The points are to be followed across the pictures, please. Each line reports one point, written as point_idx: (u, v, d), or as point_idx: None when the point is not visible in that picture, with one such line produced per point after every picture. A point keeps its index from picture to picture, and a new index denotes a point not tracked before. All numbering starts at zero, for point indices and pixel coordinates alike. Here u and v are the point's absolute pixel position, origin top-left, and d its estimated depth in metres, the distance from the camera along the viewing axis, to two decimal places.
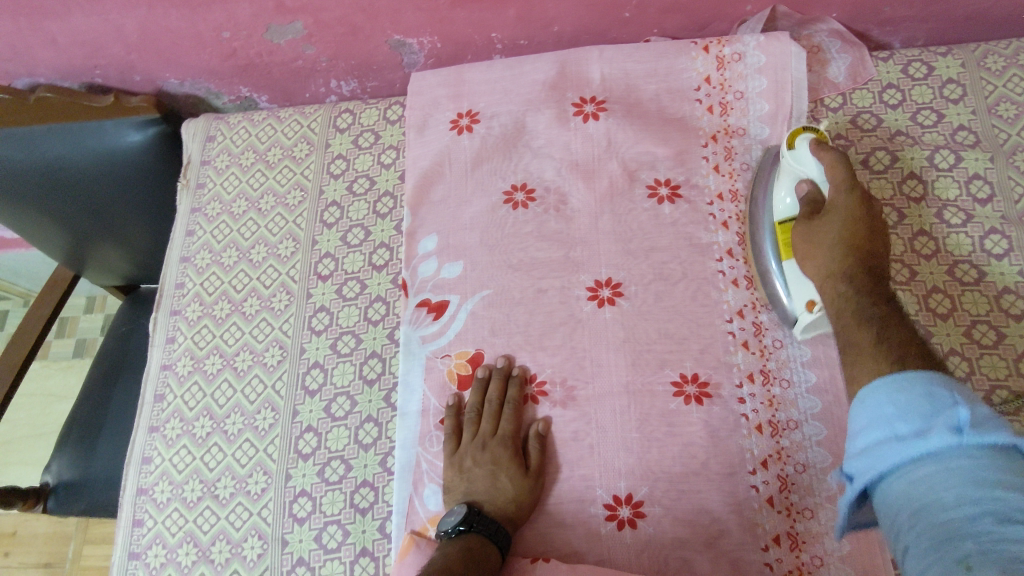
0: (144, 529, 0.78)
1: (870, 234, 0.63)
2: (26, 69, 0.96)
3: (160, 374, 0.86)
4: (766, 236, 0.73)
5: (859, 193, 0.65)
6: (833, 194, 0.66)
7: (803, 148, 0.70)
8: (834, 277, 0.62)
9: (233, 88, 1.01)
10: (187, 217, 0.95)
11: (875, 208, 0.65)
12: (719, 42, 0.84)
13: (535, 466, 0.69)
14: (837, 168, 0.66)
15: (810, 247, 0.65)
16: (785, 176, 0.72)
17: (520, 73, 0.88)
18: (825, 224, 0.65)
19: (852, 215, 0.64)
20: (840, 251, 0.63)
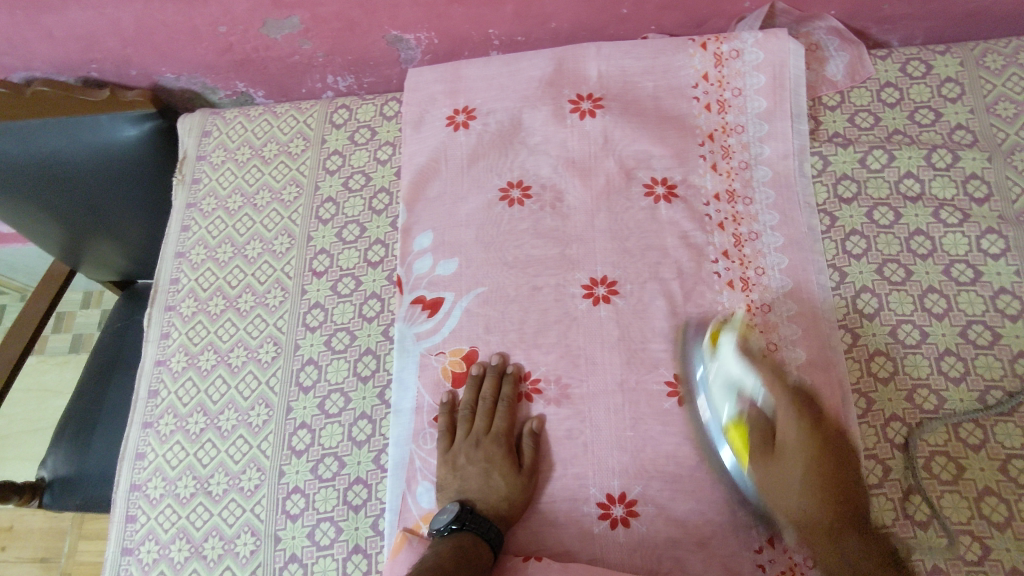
0: (136, 525, 0.78)
1: (824, 438, 0.64)
2: (22, 63, 0.95)
3: (154, 370, 0.86)
4: (712, 442, 0.68)
5: (802, 405, 0.65)
6: (776, 409, 0.66)
7: (729, 355, 0.67)
8: (821, 530, 0.61)
9: (230, 83, 1.01)
10: (182, 212, 0.94)
11: (818, 414, 0.65)
12: (717, 39, 0.84)
13: (528, 466, 0.69)
14: (777, 393, 0.66)
15: (776, 488, 0.64)
16: (717, 386, 0.68)
17: (517, 69, 0.88)
18: (787, 466, 0.64)
19: (806, 434, 0.64)
20: (816, 486, 0.62)
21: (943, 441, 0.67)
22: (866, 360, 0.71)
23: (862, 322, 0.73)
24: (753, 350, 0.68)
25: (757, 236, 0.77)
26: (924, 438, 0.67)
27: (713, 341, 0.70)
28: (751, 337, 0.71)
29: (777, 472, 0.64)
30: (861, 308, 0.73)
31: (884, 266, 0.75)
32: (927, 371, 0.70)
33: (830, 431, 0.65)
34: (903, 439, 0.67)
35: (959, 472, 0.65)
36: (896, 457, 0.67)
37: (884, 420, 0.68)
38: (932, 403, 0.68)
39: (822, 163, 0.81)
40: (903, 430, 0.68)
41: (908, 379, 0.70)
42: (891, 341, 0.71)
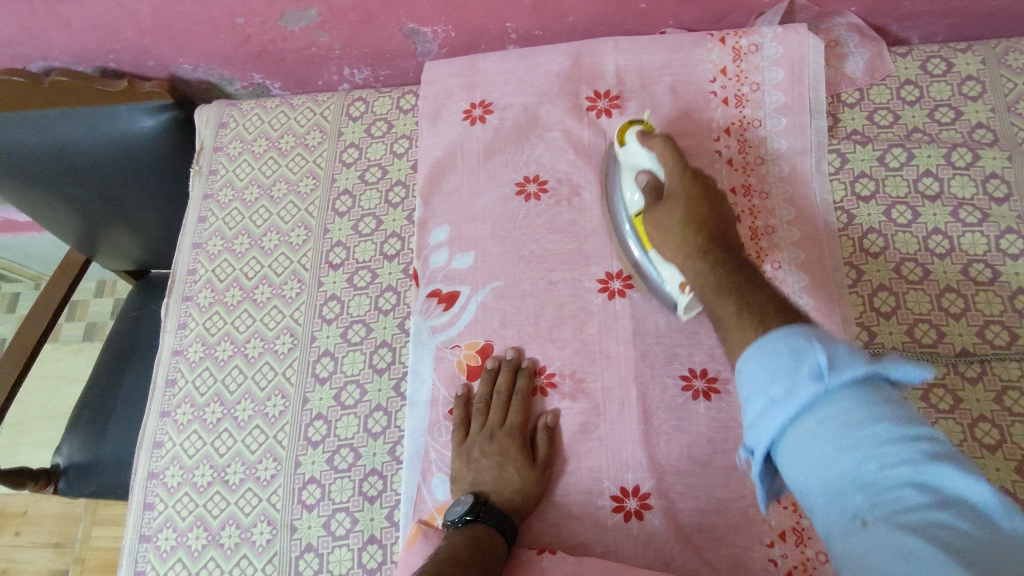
0: (154, 512, 0.79)
1: (711, 210, 0.69)
2: (40, 53, 0.96)
3: (172, 359, 0.86)
4: (628, 237, 0.76)
5: (680, 165, 0.72)
6: (669, 178, 0.72)
7: (633, 141, 0.76)
8: (699, 253, 0.65)
9: (246, 74, 1.01)
10: (200, 203, 0.95)
11: (702, 175, 0.72)
12: (736, 34, 0.83)
13: (542, 459, 0.69)
14: (666, 152, 0.73)
15: (659, 232, 0.70)
16: (629, 172, 0.77)
17: (534, 63, 0.88)
18: (666, 202, 0.71)
19: (690, 199, 0.70)
20: (678, 210, 0.69)
21: (959, 440, 0.67)
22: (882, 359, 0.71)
23: (878, 320, 0.73)
24: (655, 135, 0.76)
25: (773, 231, 0.77)
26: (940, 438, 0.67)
27: (621, 137, 0.79)
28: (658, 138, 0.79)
29: (661, 214, 0.70)
30: (878, 306, 0.73)
31: (901, 265, 0.75)
32: (944, 371, 0.70)
33: (705, 191, 0.70)
34: None
35: None
36: None
37: None
38: (948, 403, 0.68)
39: (840, 161, 0.81)
40: None
41: (925, 378, 0.70)
42: (907, 340, 0.72)
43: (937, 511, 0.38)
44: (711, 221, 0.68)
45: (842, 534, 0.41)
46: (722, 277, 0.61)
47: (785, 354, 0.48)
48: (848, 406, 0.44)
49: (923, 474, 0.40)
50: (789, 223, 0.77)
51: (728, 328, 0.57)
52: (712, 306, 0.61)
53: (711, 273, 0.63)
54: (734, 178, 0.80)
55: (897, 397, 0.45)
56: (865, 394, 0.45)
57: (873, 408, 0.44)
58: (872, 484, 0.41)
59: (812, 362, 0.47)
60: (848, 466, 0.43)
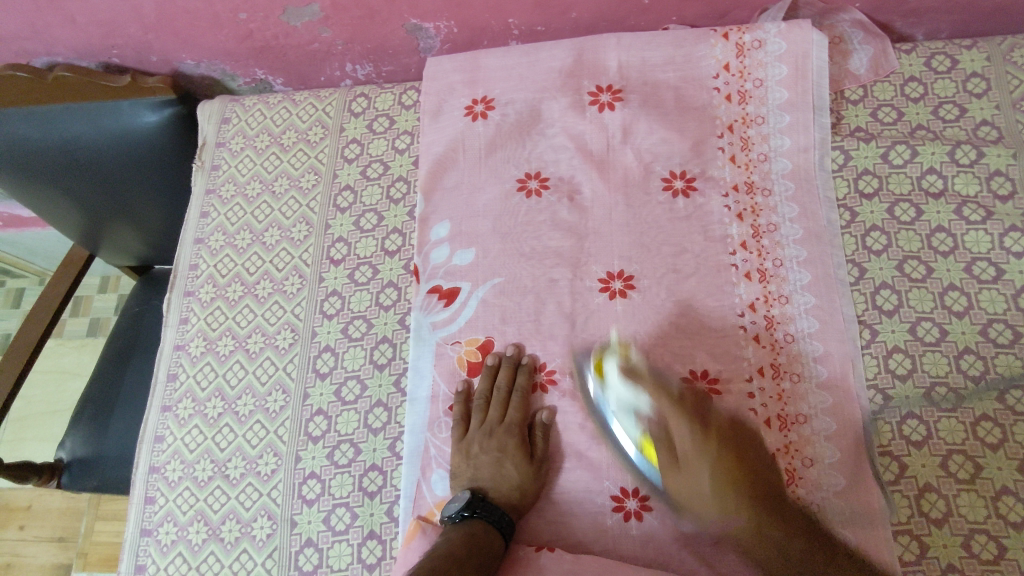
0: (155, 506, 0.79)
1: (735, 446, 0.66)
2: (44, 48, 0.96)
3: (173, 354, 0.87)
4: (626, 444, 0.69)
5: (687, 414, 0.67)
6: (672, 422, 0.67)
7: (614, 377, 0.70)
8: (749, 510, 0.62)
9: (249, 70, 1.01)
10: (202, 198, 0.95)
11: (708, 414, 0.68)
12: (739, 30, 0.83)
13: (540, 457, 0.70)
14: (663, 403, 0.68)
15: (686, 500, 0.65)
16: (616, 409, 0.69)
17: (537, 59, 0.87)
18: (693, 471, 0.65)
19: (708, 444, 0.65)
20: (724, 489, 0.63)
21: (960, 439, 0.66)
22: (883, 357, 0.71)
23: (881, 318, 0.72)
24: (633, 368, 0.70)
25: (775, 228, 0.77)
26: (941, 437, 0.67)
27: (597, 368, 0.72)
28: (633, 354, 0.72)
29: (684, 474, 0.65)
30: (880, 304, 0.73)
31: (904, 263, 0.74)
32: (946, 369, 0.69)
33: (725, 428, 0.67)
34: (920, 437, 0.67)
35: (975, 472, 0.65)
36: (911, 453, 0.67)
37: (901, 416, 0.68)
38: (950, 402, 0.68)
39: (843, 158, 0.80)
40: (920, 427, 0.68)
41: (927, 377, 0.69)
42: (909, 338, 0.71)
43: None
44: (747, 463, 0.65)
45: None
46: (784, 549, 0.61)
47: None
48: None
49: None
50: (822, 387, 0.69)
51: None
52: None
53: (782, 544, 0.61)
54: (738, 179, 0.79)
55: None
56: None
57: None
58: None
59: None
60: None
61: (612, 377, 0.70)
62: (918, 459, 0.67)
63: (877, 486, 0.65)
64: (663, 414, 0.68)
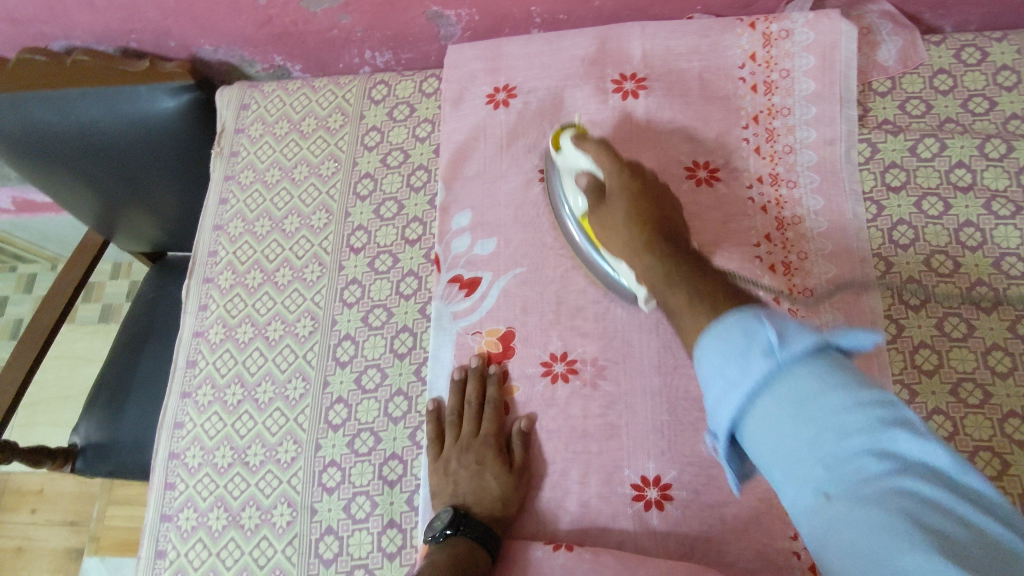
0: (175, 492, 0.79)
1: (654, 204, 0.65)
2: (63, 31, 0.95)
3: (192, 341, 0.86)
4: (575, 232, 0.74)
5: (617, 160, 0.68)
6: (606, 176, 0.68)
7: (567, 144, 0.72)
8: (649, 251, 0.60)
9: (267, 56, 1.00)
10: (221, 184, 0.95)
11: (644, 174, 0.67)
12: (766, 19, 0.82)
13: (519, 466, 0.70)
14: (602, 154, 0.68)
15: (609, 235, 0.65)
16: (566, 172, 0.73)
17: (559, 47, 0.86)
18: (609, 207, 0.66)
19: (632, 193, 0.65)
20: (630, 216, 0.63)
21: (987, 436, 0.66)
22: (910, 352, 0.70)
23: (907, 313, 0.72)
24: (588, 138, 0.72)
25: (800, 221, 0.76)
26: (968, 432, 0.66)
27: (557, 142, 0.75)
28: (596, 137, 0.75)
29: (603, 215, 0.66)
30: (907, 299, 0.72)
31: (931, 257, 0.74)
32: (973, 365, 0.69)
33: (651, 190, 0.66)
34: (947, 432, 0.67)
35: (1003, 468, 0.65)
36: None
37: (927, 412, 0.68)
38: (978, 399, 0.67)
39: (870, 150, 0.79)
40: (946, 423, 0.67)
41: (954, 372, 0.69)
42: (937, 333, 0.71)
43: (902, 479, 0.35)
44: (660, 219, 0.63)
45: (804, 495, 0.38)
46: (674, 271, 0.56)
47: (734, 331, 0.44)
48: (802, 377, 0.40)
49: (894, 474, 0.36)
50: (822, 234, 0.75)
51: (679, 319, 0.52)
52: (662, 297, 0.56)
53: (671, 276, 0.56)
54: (763, 171, 0.79)
55: (853, 370, 0.41)
56: (818, 360, 0.41)
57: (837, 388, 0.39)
58: (837, 471, 0.37)
59: (764, 335, 0.42)
60: (806, 445, 0.38)
61: (563, 144, 0.73)
62: None
63: None
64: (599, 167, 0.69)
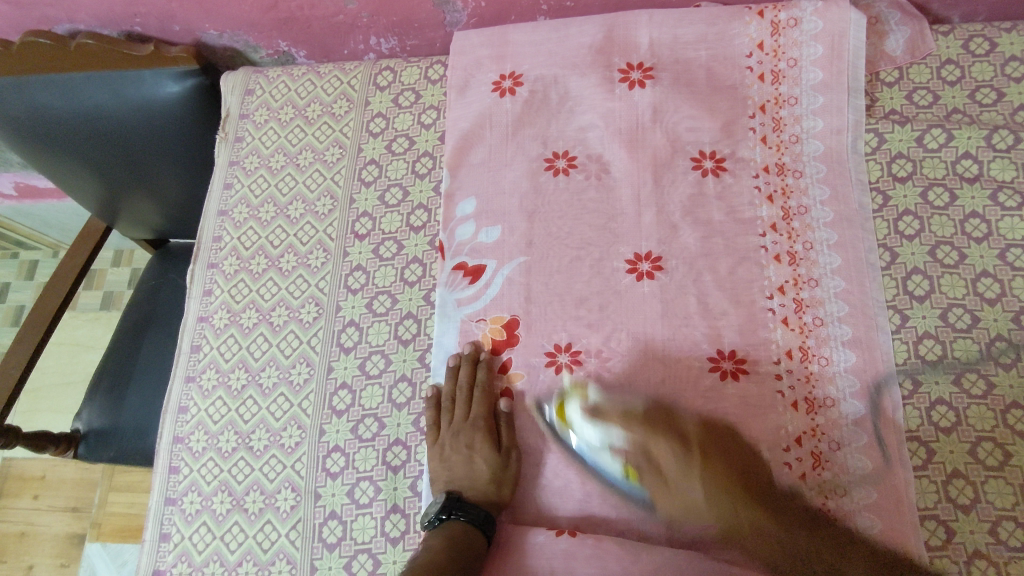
0: (180, 476, 0.79)
1: (717, 449, 0.67)
2: (67, 15, 0.95)
3: (197, 326, 0.86)
4: (600, 464, 0.68)
5: (661, 429, 0.68)
6: (653, 439, 0.67)
7: (578, 419, 0.70)
8: (753, 506, 0.63)
9: (272, 41, 1.00)
10: (225, 169, 0.94)
11: (687, 425, 0.68)
12: (775, 7, 0.81)
13: (508, 447, 0.71)
14: (632, 425, 0.68)
15: (678, 508, 0.65)
16: (586, 445, 0.69)
17: (566, 35, 0.86)
18: (679, 490, 0.65)
19: (690, 446, 0.66)
20: (718, 495, 0.64)
21: (989, 426, 0.66)
22: (913, 342, 0.70)
23: (912, 304, 0.72)
24: (598, 405, 0.70)
25: (806, 210, 0.76)
26: (970, 424, 0.67)
27: (559, 413, 0.71)
28: (591, 395, 0.71)
29: (672, 488, 0.65)
30: (911, 289, 0.72)
31: (936, 248, 0.74)
32: (977, 356, 0.69)
33: (704, 438, 0.67)
34: (949, 423, 0.67)
35: (1005, 459, 0.65)
36: (939, 439, 0.67)
37: (930, 402, 0.68)
38: (981, 389, 0.68)
39: (877, 141, 0.79)
40: (949, 414, 0.67)
41: (957, 363, 0.69)
42: (941, 324, 0.71)
43: None
44: (733, 473, 0.65)
45: None
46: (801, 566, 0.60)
47: None
48: None
49: None
50: (816, 158, 0.78)
51: None
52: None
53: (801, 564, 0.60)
54: (770, 160, 0.78)
55: None
56: None
57: None
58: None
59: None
60: None
61: (574, 418, 0.70)
62: (947, 445, 0.66)
63: (907, 472, 0.65)
64: (642, 441, 0.68)
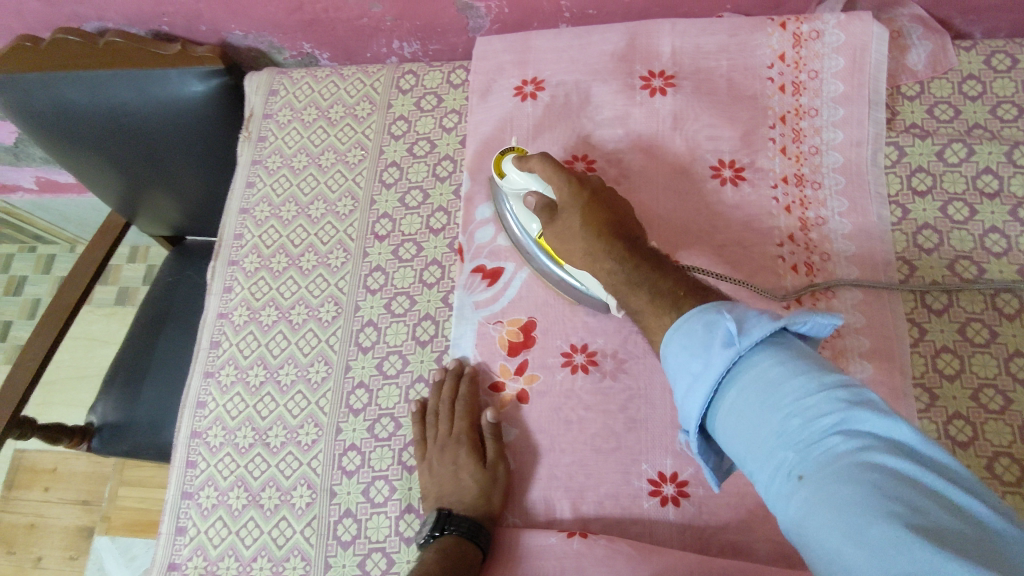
0: (197, 470, 0.80)
1: (609, 200, 0.66)
2: (96, 13, 0.96)
3: (217, 322, 0.87)
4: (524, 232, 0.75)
5: (566, 173, 0.66)
6: (555, 186, 0.67)
7: (506, 167, 0.73)
8: (612, 241, 0.62)
9: (296, 44, 1.01)
10: (248, 168, 0.95)
11: (591, 181, 0.67)
12: (797, 19, 0.82)
13: (493, 460, 0.71)
14: (547, 166, 0.67)
15: (563, 243, 0.66)
16: (516, 197, 0.74)
17: (589, 42, 0.87)
18: (564, 218, 0.65)
19: (587, 187, 0.66)
20: (585, 229, 0.63)
21: (1007, 442, 0.66)
22: (931, 356, 0.70)
23: (930, 317, 0.72)
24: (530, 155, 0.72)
25: (824, 222, 0.76)
26: (987, 438, 0.67)
27: (498, 166, 0.74)
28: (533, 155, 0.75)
29: (557, 226, 0.66)
30: (930, 303, 0.72)
31: (955, 262, 0.74)
32: (995, 371, 0.69)
33: (600, 189, 0.67)
34: (966, 437, 0.67)
35: (1022, 475, 0.65)
36: (956, 454, 0.66)
37: (947, 416, 0.68)
38: (998, 404, 0.68)
39: (897, 154, 0.79)
40: (966, 428, 0.67)
41: (975, 378, 0.69)
42: (959, 338, 0.71)
43: (873, 454, 0.38)
44: (615, 215, 0.65)
45: (777, 476, 0.42)
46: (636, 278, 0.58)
47: (699, 330, 0.49)
48: (762, 369, 0.45)
49: (858, 451, 0.39)
50: (835, 170, 0.78)
51: (648, 327, 0.56)
52: (623, 298, 0.59)
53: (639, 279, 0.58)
54: (789, 171, 0.79)
55: (808, 355, 0.45)
56: (779, 353, 0.45)
57: (782, 363, 0.44)
58: (802, 454, 0.41)
59: (723, 334, 0.47)
60: (778, 424, 0.42)
61: (506, 166, 0.73)
62: (964, 460, 0.66)
63: None
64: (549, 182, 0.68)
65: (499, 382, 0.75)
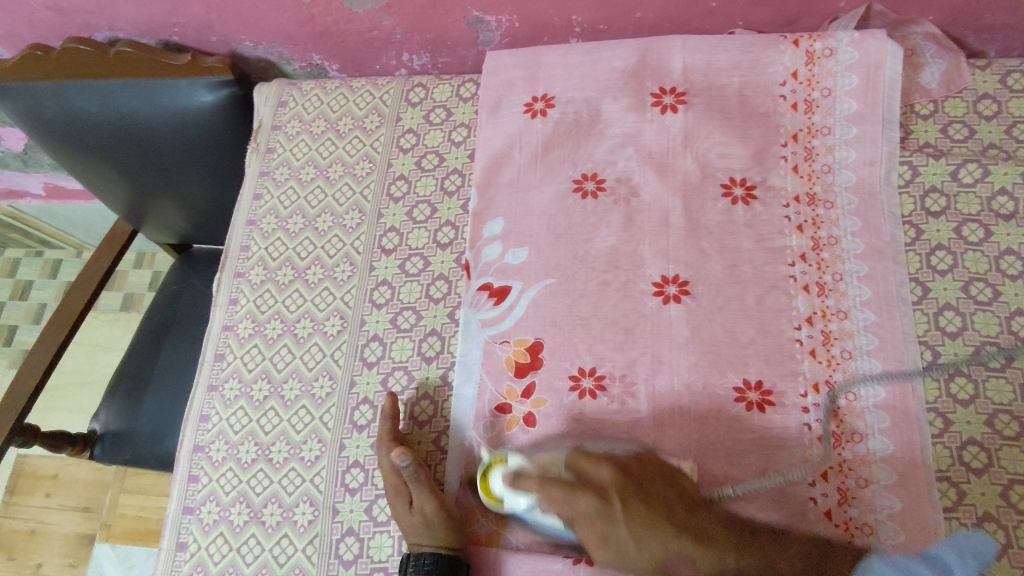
0: (199, 485, 0.79)
1: (635, 485, 0.63)
2: (108, 23, 0.97)
3: (221, 334, 0.87)
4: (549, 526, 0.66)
5: (582, 491, 0.62)
6: (577, 499, 0.62)
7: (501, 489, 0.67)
8: (686, 532, 0.60)
9: (305, 55, 1.01)
10: (256, 179, 0.95)
11: (603, 475, 0.63)
12: (811, 37, 0.81)
13: (418, 503, 0.69)
14: (550, 490, 0.63)
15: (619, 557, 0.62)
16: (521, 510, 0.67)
17: (599, 58, 0.86)
18: (615, 541, 0.61)
19: (612, 492, 0.62)
20: (645, 540, 0.61)
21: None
22: (945, 380, 0.69)
23: (944, 340, 0.71)
24: (515, 475, 0.65)
25: (837, 241, 0.75)
26: (1002, 466, 0.65)
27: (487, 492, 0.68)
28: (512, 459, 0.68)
29: (606, 541, 0.61)
30: (944, 325, 0.71)
31: (970, 284, 0.73)
32: (1010, 397, 0.67)
33: (621, 485, 0.62)
34: (981, 464, 0.66)
35: None
36: (970, 481, 0.65)
37: (961, 442, 0.67)
38: (1014, 430, 0.66)
39: (911, 173, 0.78)
40: (981, 455, 0.66)
41: (990, 403, 0.68)
42: (973, 362, 0.69)
43: None
44: (663, 512, 0.61)
45: None
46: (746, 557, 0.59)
47: None
48: None
49: None
50: (848, 190, 0.77)
51: None
52: None
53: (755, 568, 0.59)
54: (800, 190, 0.78)
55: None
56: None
57: None
58: None
59: None
60: None
61: (500, 491, 0.68)
62: (978, 487, 0.65)
63: (935, 512, 0.63)
64: (570, 507, 0.62)
65: (504, 404, 0.74)
